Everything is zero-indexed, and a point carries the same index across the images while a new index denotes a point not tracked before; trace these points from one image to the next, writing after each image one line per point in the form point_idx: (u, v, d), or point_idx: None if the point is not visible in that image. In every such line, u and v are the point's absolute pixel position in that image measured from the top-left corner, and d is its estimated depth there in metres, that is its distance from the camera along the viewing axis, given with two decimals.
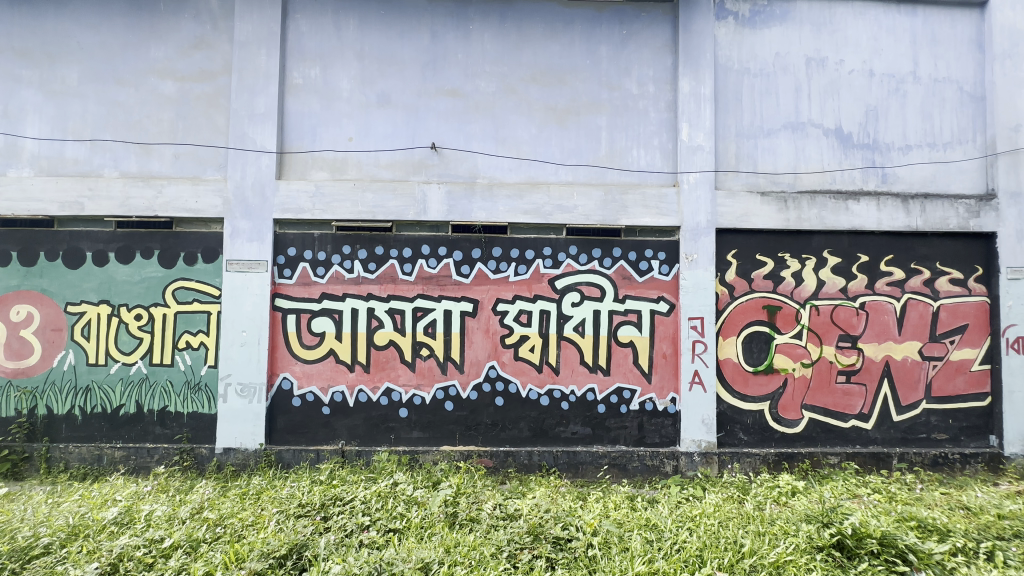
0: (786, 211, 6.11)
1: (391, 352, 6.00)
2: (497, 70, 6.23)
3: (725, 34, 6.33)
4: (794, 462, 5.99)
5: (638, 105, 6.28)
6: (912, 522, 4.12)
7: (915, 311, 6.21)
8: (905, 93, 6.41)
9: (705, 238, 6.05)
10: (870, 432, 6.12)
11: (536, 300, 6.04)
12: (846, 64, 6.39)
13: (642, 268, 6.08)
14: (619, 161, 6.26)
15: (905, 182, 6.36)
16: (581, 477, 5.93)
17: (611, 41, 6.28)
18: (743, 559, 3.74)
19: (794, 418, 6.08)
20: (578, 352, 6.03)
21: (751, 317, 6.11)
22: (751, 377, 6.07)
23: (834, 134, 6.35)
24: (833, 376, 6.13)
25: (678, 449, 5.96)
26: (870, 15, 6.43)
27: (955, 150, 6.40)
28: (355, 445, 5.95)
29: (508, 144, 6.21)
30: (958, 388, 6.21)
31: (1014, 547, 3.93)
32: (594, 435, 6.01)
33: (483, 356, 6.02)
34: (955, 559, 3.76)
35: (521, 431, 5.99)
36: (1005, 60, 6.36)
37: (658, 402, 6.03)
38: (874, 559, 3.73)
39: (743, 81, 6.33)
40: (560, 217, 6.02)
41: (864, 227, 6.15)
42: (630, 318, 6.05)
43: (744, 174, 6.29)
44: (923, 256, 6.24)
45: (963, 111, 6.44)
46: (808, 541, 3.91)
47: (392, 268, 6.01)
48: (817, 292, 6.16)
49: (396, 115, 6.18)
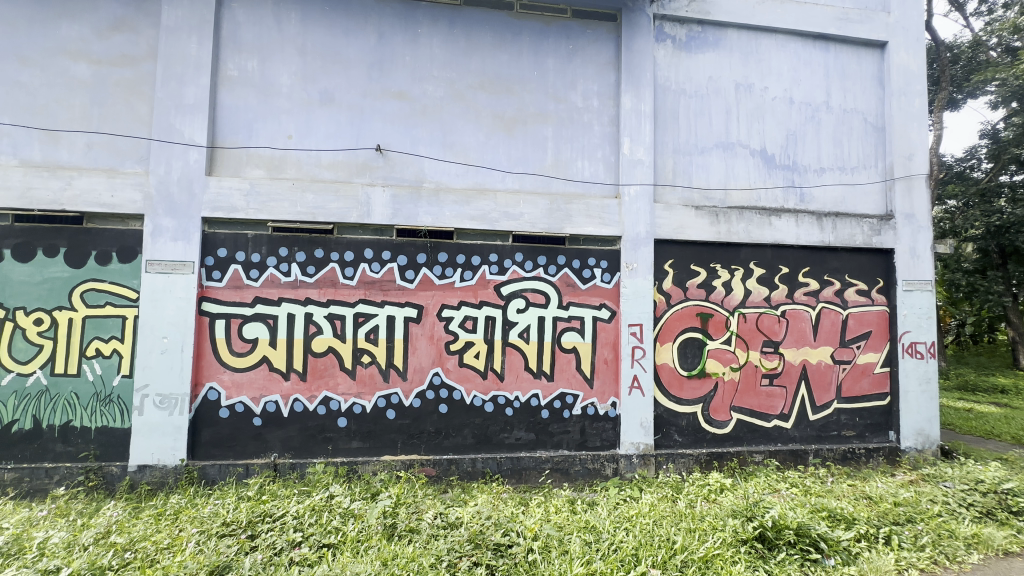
0: (717, 224, 6.51)
1: (330, 359, 5.76)
2: (446, 75, 6.21)
3: (664, 56, 6.69)
4: (723, 461, 6.34)
5: (582, 118, 6.48)
6: (824, 512, 4.47)
7: (828, 319, 6.80)
8: (819, 120, 7.06)
9: (644, 248, 6.31)
10: (789, 431, 6.60)
11: (481, 306, 6.04)
12: (769, 90, 6.94)
13: (585, 276, 6.24)
14: (564, 171, 6.42)
15: (820, 202, 6.98)
16: (524, 482, 5.97)
17: (557, 54, 6.45)
18: (675, 556, 3.87)
19: (724, 420, 6.45)
20: (523, 358, 6.08)
21: (686, 324, 6.44)
22: (686, 381, 6.38)
23: (759, 155, 6.86)
24: (758, 379, 6.58)
25: (617, 451, 6.14)
26: (790, 48, 7.03)
27: (860, 174, 7.12)
28: (289, 457, 5.65)
29: (455, 150, 6.20)
30: (863, 389, 6.85)
31: (908, 531, 4.36)
32: (538, 440, 6.06)
33: (426, 363, 5.92)
34: (857, 544, 4.14)
35: (464, 439, 5.94)
36: (901, 96, 7.16)
37: (599, 407, 6.19)
38: (791, 549, 4.02)
39: (680, 101, 6.71)
40: (507, 224, 6.08)
41: (785, 241, 6.67)
42: (573, 324, 6.18)
43: (680, 189, 6.65)
44: (834, 269, 6.86)
45: (867, 139, 7.19)
46: (734, 535, 4.14)
47: (332, 271, 5.79)
48: (744, 301, 6.60)
49: (340, 115, 5.99)
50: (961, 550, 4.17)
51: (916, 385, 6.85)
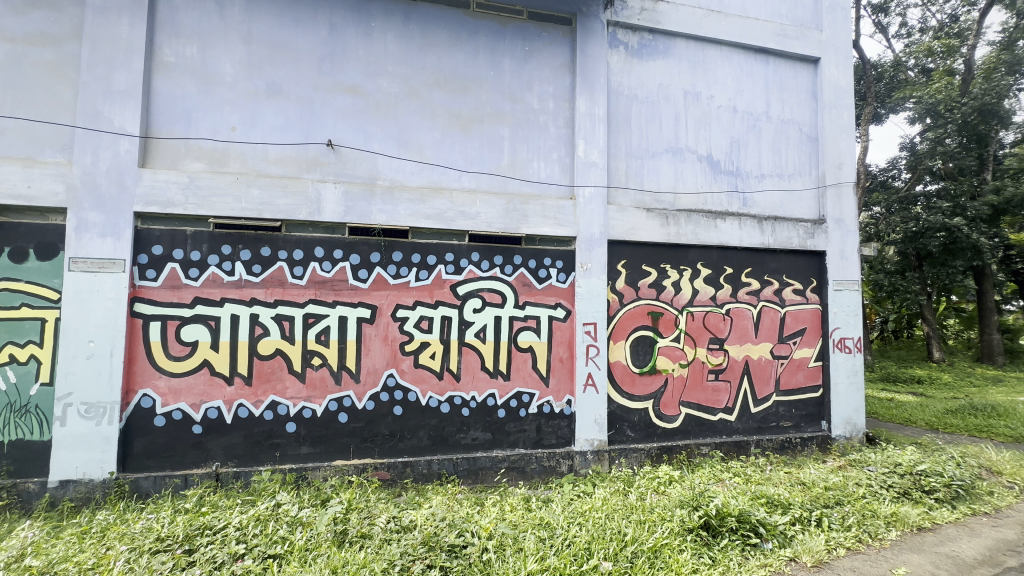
0: (666, 226, 6.76)
1: (277, 362, 5.52)
2: (400, 71, 6.10)
3: (617, 61, 6.87)
4: (673, 454, 6.59)
5: (538, 119, 6.54)
6: (763, 499, 4.73)
7: (768, 317, 7.21)
8: (760, 129, 7.47)
9: (598, 249, 6.46)
10: (733, 423, 6.95)
11: (437, 306, 5.97)
12: (715, 99, 7.28)
13: (541, 276, 6.31)
14: (520, 172, 6.46)
15: (760, 206, 7.39)
16: (480, 482, 5.96)
17: (513, 55, 6.48)
18: (626, 547, 3.97)
19: (673, 415, 6.70)
20: (479, 359, 6.07)
21: (638, 322, 6.64)
22: (638, 378, 6.58)
23: (706, 160, 7.18)
24: (704, 374, 6.88)
25: (572, 448, 6.25)
26: (734, 59, 7.40)
27: (796, 180, 7.60)
28: (232, 466, 5.37)
29: (410, 147, 6.10)
30: (799, 382, 7.31)
31: (836, 513, 4.70)
32: (494, 440, 6.07)
33: (381, 364, 5.79)
34: (792, 528, 4.41)
35: (420, 440, 5.86)
36: (832, 109, 7.70)
37: (554, 405, 6.27)
38: (733, 535, 4.24)
39: (632, 106, 6.91)
40: (463, 224, 6.05)
41: (729, 243, 7.01)
42: (529, 324, 6.23)
43: (633, 192, 6.85)
44: (773, 270, 7.28)
45: (802, 148, 7.68)
46: (681, 524, 4.31)
47: (280, 270, 5.55)
48: (692, 300, 6.89)
49: (288, 107, 5.76)
50: (882, 528, 4.53)
51: (845, 377, 7.40)
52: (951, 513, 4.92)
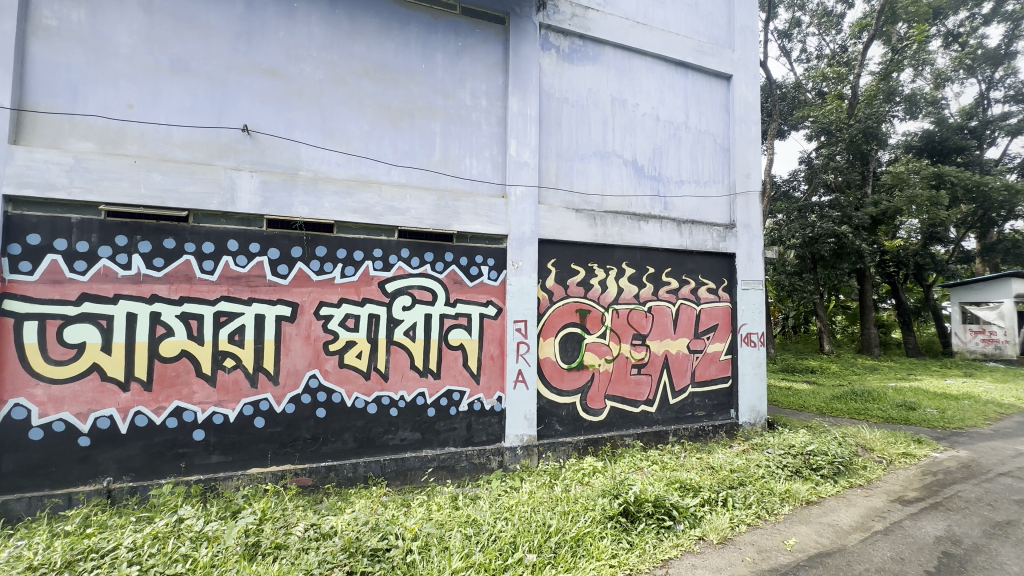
0: (594, 226, 7.01)
1: (183, 365, 5.05)
2: (326, 57, 5.81)
3: (548, 64, 7.00)
4: (599, 446, 6.85)
5: (470, 116, 6.51)
6: (677, 484, 5.06)
7: (685, 313, 7.71)
8: (680, 138, 7.97)
9: (529, 247, 6.56)
10: (653, 414, 7.37)
11: (364, 303, 5.77)
12: (639, 107, 7.65)
13: (472, 273, 6.30)
14: (452, 168, 6.39)
15: (679, 210, 7.88)
16: (408, 483, 5.84)
17: (446, 50, 6.40)
18: (550, 538, 4.08)
19: (599, 408, 6.98)
20: (408, 357, 5.94)
21: (567, 319, 6.83)
22: (566, 373, 6.78)
23: (631, 165, 7.53)
24: (628, 369, 7.23)
25: (502, 444, 6.32)
26: (657, 70, 7.83)
27: (711, 187, 8.19)
28: (128, 480, 4.85)
29: (336, 138, 5.83)
30: (712, 374, 7.91)
31: (739, 493, 5.14)
32: (424, 439, 5.98)
33: (302, 365, 5.49)
34: (701, 509, 4.77)
35: (345, 443, 5.63)
36: (742, 123, 8.38)
37: (485, 402, 6.29)
38: (650, 519, 4.50)
39: (563, 109, 7.08)
40: (392, 219, 5.88)
41: (651, 244, 7.42)
42: (460, 321, 6.19)
43: (563, 192, 7.03)
44: (690, 270, 7.80)
45: (716, 158, 8.29)
46: (603, 513, 4.50)
47: (186, 264, 5.08)
48: (617, 298, 7.20)
49: (197, 86, 5.27)
50: (777, 504, 5.02)
51: (750, 369, 8.11)
52: (833, 487, 5.56)
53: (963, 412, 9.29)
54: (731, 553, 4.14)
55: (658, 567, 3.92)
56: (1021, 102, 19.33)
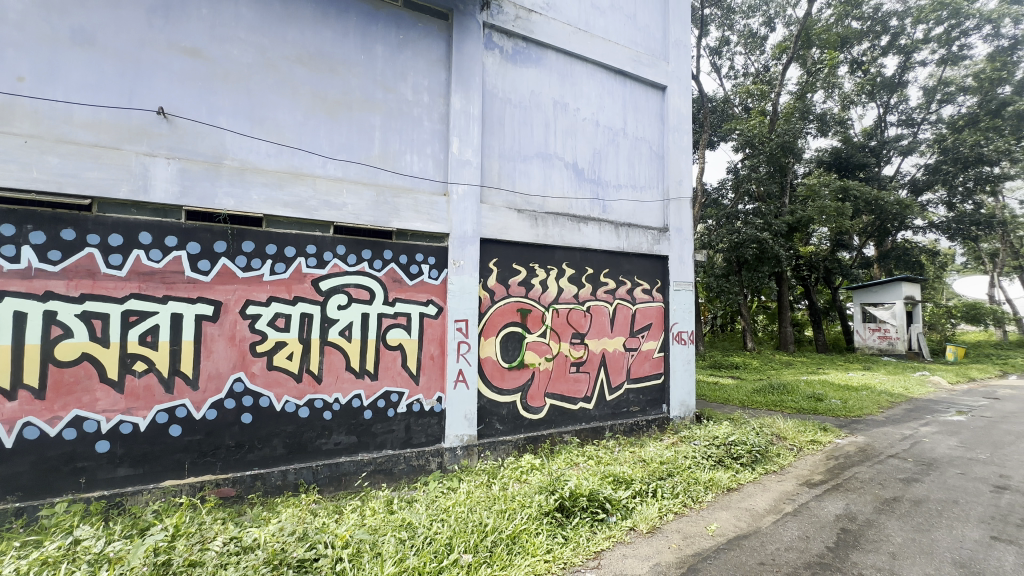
0: (535, 227, 7.11)
1: (84, 370, 4.55)
2: (255, 40, 5.45)
3: (491, 64, 7.00)
4: (538, 443, 6.95)
5: (411, 112, 6.37)
6: (610, 477, 5.25)
7: (621, 313, 8.00)
8: (618, 143, 8.26)
9: (471, 246, 6.53)
10: (590, 410, 7.59)
11: (296, 302, 5.48)
12: (580, 112, 7.85)
13: (412, 272, 6.17)
14: (392, 163, 6.23)
15: (617, 213, 8.17)
16: (342, 489, 5.62)
17: (386, 42, 6.23)
18: (486, 537, 4.08)
19: (538, 406, 7.08)
20: (344, 358, 5.72)
21: (508, 319, 6.87)
22: (507, 372, 6.82)
23: (572, 168, 7.71)
24: (567, 367, 7.39)
25: (442, 445, 6.24)
26: (597, 77, 8.07)
27: (646, 192, 8.57)
28: (13, 501, 4.29)
29: (265, 126, 5.49)
30: (646, 371, 8.27)
31: (668, 483, 5.41)
32: (359, 443, 5.78)
33: (225, 368, 5.12)
34: (632, 500, 4.97)
35: (274, 450, 5.33)
36: (675, 132, 8.84)
37: (424, 403, 6.19)
38: (584, 513, 4.63)
39: (505, 109, 7.11)
40: (327, 214, 5.64)
41: (590, 245, 7.63)
42: (399, 321, 6.05)
43: (505, 192, 7.06)
44: (626, 271, 8.10)
45: (651, 164, 8.68)
46: (538, 509, 4.58)
47: (88, 258, 4.58)
48: (557, 298, 7.34)
49: (103, 62, 4.76)
50: (702, 492, 5.34)
51: (681, 365, 8.57)
52: (751, 474, 5.99)
53: (861, 402, 10.36)
54: (659, 541, 4.34)
55: (590, 559, 4.03)
56: (911, 126, 21.82)
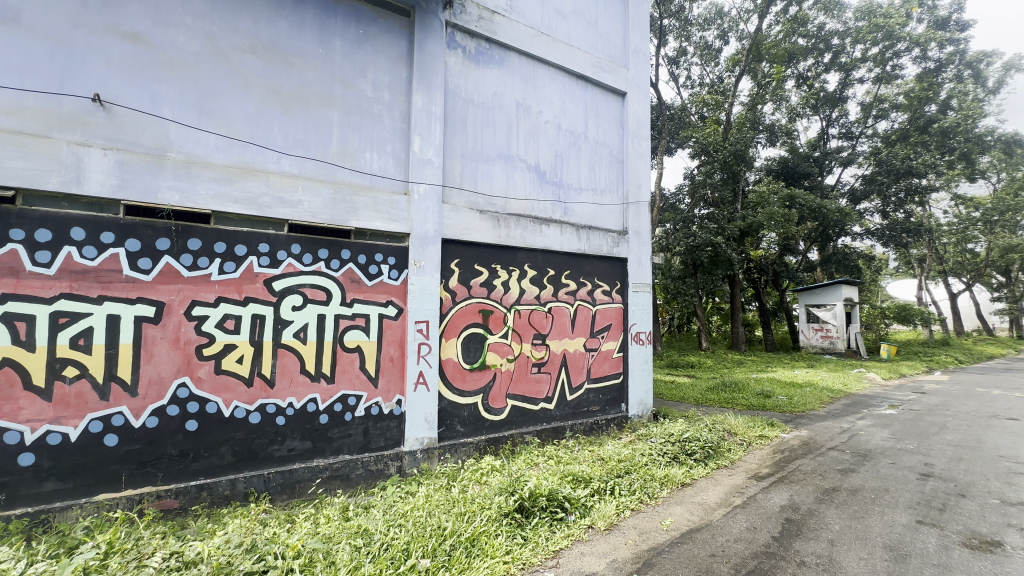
0: (497, 228, 7.11)
1: (5, 377, 4.18)
2: (204, 27, 5.18)
3: (454, 63, 6.95)
4: (500, 445, 6.95)
5: (371, 109, 6.24)
6: (569, 476, 5.32)
7: (582, 314, 8.13)
8: (580, 147, 8.40)
9: (432, 247, 6.45)
10: (551, 411, 7.66)
11: (246, 303, 5.24)
12: (543, 114, 7.92)
13: (371, 272, 6.04)
14: (351, 161, 6.07)
15: (578, 216, 8.30)
16: (295, 497, 5.41)
17: (345, 36, 6.07)
18: (444, 541, 4.03)
19: (500, 407, 7.08)
20: (299, 361, 5.52)
21: (469, 320, 6.84)
22: (468, 373, 6.78)
23: (534, 170, 7.77)
24: (528, 368, 7.43)
25: (401, 449, 6.13)
26: (559, 81, 8.17)
27: (606, 196, 8.74)
28: None
29: (214, 118, 5.23)
30: (606, 371, 8.43)
31: (625, 481, 5.54)
32: (314, 448, 5.59)
33: (168, 372, 4.83)
34: (590, 499, 5.06)
35: (221, 458, 5.07)
36: (634, 138, 9.08)
37: (383, 406, 6.06)
38: (543, 513, 4.68)
39: (468, 110, 7.08)
40: (281, 212, 5.43)
41: (552, 247, 7.71)
42: (357, 323, 5.90)
43: (467, 193, 7.02)
44: (587, 273, 8.24)
45: (612, 168, 8.87)
46: (498, 510, 4.57)
47: (11, 255, 4.21)
48: (519, 299, 7.37)
49: (30, 42, 4.38)
50: (657, 488, 5.49)
51: (639, 365, 8.80)
52: (704, 469, 6.22)
53: (806, 398, 10.95)
54: (616, 538, 4.43)
55: (549, 559, 4.06)
56: (850, 139, 23.32)
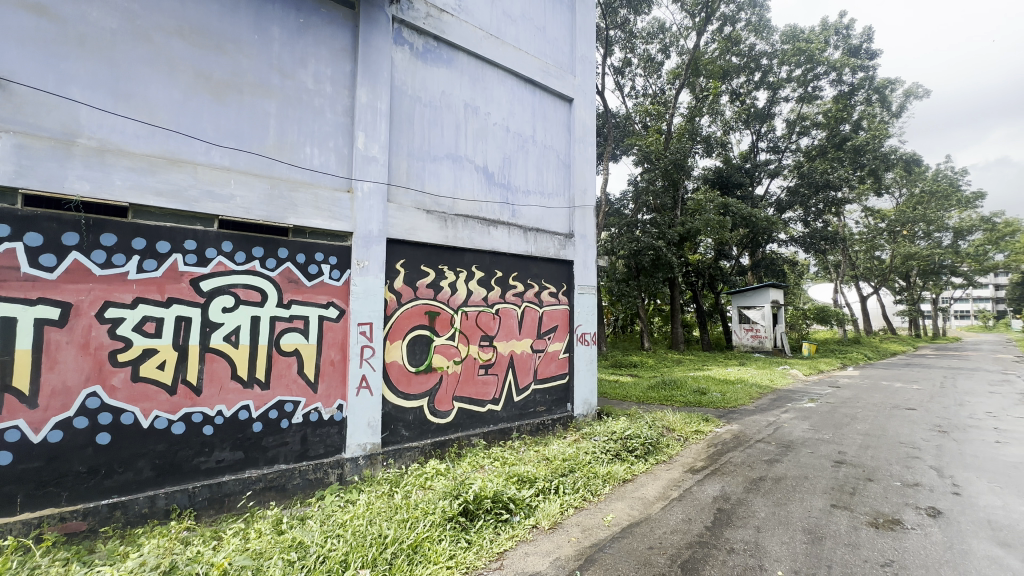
0: (444, 228, 7.03)
1: None
2: (122, 3, 4.74)
3: (400, 59, 6.81)
4: (446, 448, 6.85)
5: (312, 102, 5.97)
6: (515, 477, 5.35)
7: (529, 315, 8.20)
8: (528, 150, 8.49)
9: (376, 246, 6.27)
10: (498, 412, 7.66)
11: (169, 304, 4.85)
12: (491, 116, 7.93)
13: (311, 272, 5.77)
14: (289, 155, 5.78)
15: (526, 218, 8.38)
16: (224, 512, 5.06)
17: (284, 24, 5.78)
18: (386, 549, 3.90)
19: (446, 410, 6.99)
20: (230, 366, 5.18)
21: (415, 322, 6.70)
22: (414, 376, 6.64)
23: (482, 171, 7.76)
24: (475, 369, 7.39)
25: (342, 456, 5.90)
26: (508, 84, 8.22)
27: (554, 199, 8.89)
28: None
29: (134, 103, 4.80)
30: (552, 371, 8.55)
31: (569, 479, 5.65)
32: (247, 459, 5.26)
33: (75, 381, 4.36)
34: (535, 498, 5.11)
35: (139, 473, 4.65)
36: (580, 143, 9.30)
37: (323, 412, 5.81)
38: (487, 515, 4.67)
39: (415, 108, 6.96)
40: (210, 206, 5.07)
41: (499, 248, 7.73)
42: (295, 325, 5.62)
43: (413, 192, 6.89)
44: (534, 275, 8.33)
45: (559, 172, 9.04)
46: (442, 515, 4.51)
47: None
48: (465, 301, 7.32)
49: None
50: (600, 485, 5.64)
51: (584, 365, 9.01)
52: (644, 464, 6.46)
53: (737, 394, 11.67)
54: (559, 536, 4.50)
55: (493, 561, 4.06)
56: (777, 153, 25.15)
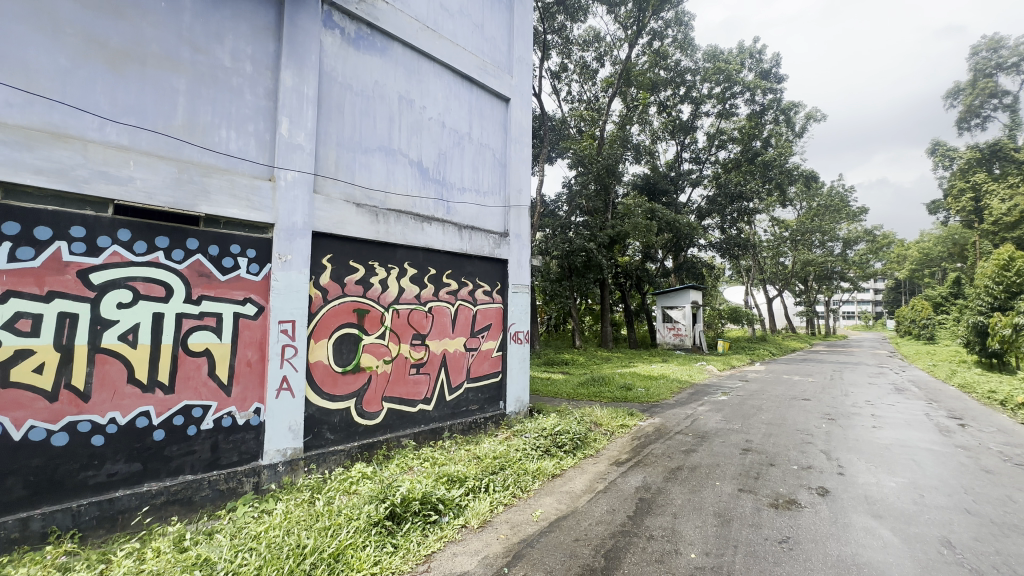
0: (375, 223, 6.79)
1: None
2: None
3: (330, 44, 6.47)
4: (374, 450, 6.62)
5: (229, 81, 5.51)
6: (444, 477, 5.28)
7: (463, 314, 8.14)
8: (464, 147, 8.42)
9: (300, 240, 5.91)
10: (429, 412, 7.52)
11: (50, 299, 4.25)
12: (426, 110, 7.77)
13: (225, 265, 5.33)
14: (201, 137, 5.29)
15: (461, 216, 8.30)
16: (117, 531, 4.53)
17: None
18: (304, 560, 3.68)
19: (375, 411, 6.75)
20: (126, 369, 4.65)
21: (342, 319, 6.41)
22: (340, 377, 6.35)
23: (416, 166, 7.58)
24: (406, 369, 7.21)
25: (259, 463, 5.51)
26: (444, 79, 8.11)
27: (489, 198, 8.90)
28: None
29: (7, 66, 4.14)
30: (485, 369, 8.56)
31: (499, 477, 5.68)
32: (145, 471, 4.75)
33: None
34: (465, 498, 5.08)
35: (7, 493, 4.01)
36: (517, 143, 9.37)
37: (237, 416, 5.38)
38: (415, 517, 4.57)
39: (345, 96, 6.64)
40: (104, 189, 4.51)
41: (433, 245, 7.59)
42: (206, 323, 5.16)
43: (342, 184, 6.57)
44: (468, 273, 8.28)
45: (495, 171, 9.06)
46: (367, 520, 4.35)
47: None
48: (397, 298, 7.12)
49: None
50: (529, 481, 5.73)
51: (516, 363, 9.11)
52: (573, 459, 6.65)
53: (659, 389, 12.38)
54: (488, 534, 4.50)
55: (420, 564, 3.97)
56: (698, 163, 26.96)
